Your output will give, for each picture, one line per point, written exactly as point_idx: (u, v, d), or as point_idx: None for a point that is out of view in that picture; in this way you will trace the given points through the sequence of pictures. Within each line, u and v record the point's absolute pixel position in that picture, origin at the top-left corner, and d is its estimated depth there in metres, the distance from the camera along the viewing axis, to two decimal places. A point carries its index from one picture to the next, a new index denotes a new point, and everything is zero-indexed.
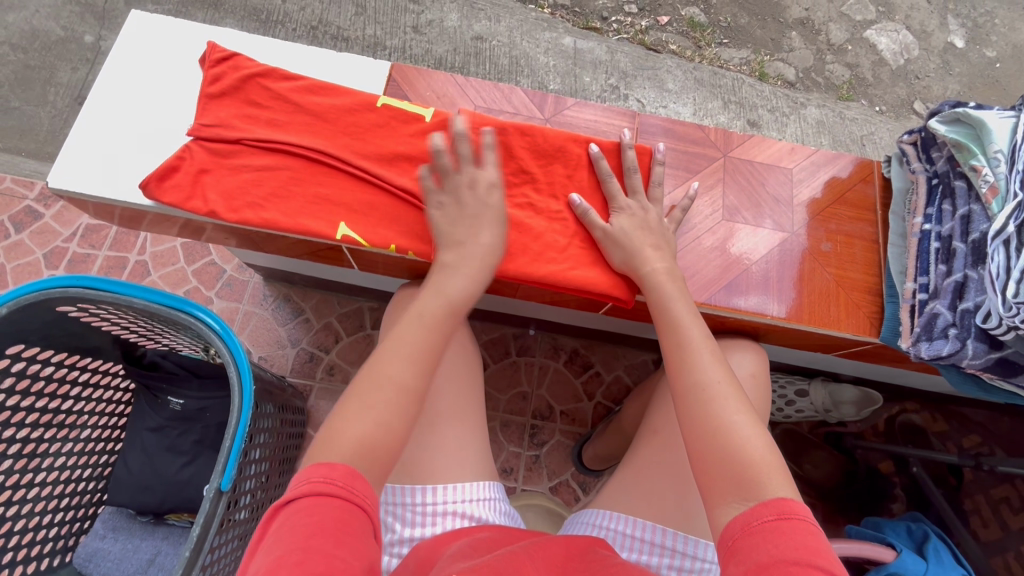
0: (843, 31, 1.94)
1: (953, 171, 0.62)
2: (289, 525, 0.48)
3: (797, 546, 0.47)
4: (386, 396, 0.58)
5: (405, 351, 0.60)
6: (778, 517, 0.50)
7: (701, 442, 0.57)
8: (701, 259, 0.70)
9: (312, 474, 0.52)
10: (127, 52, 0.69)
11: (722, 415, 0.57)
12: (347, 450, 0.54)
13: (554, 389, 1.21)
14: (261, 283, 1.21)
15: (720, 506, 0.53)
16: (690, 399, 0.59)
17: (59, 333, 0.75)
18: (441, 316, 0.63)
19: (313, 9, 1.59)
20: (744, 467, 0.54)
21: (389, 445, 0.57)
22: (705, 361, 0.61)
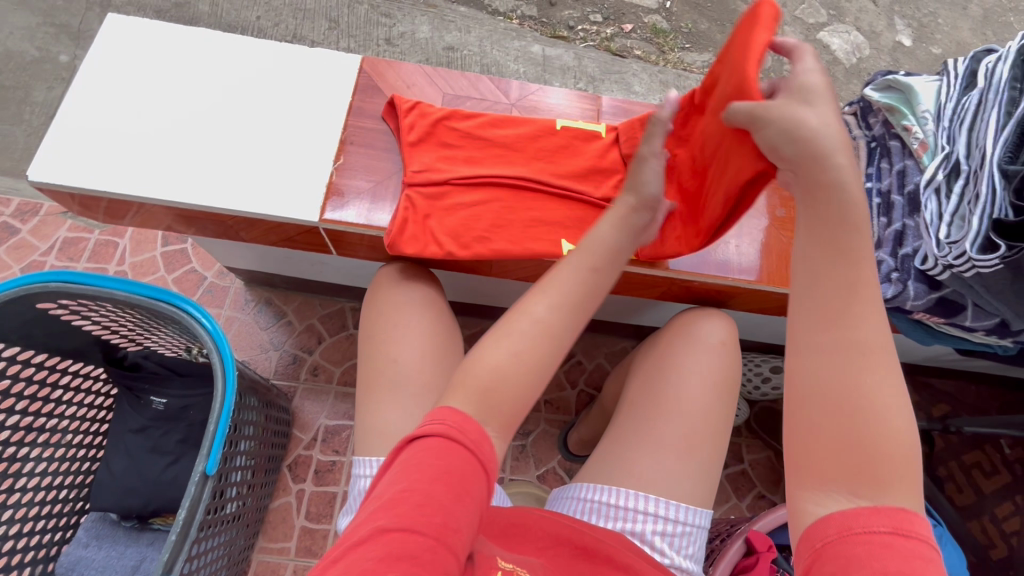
0: (798, 33, 2.04)
1: (888, 133, 0.68)
2: (417, 461, 0.48)
3: (913, 574, 0.37)
4: (525, 334, 0.53)
5: (552, 292, 0.55)
6: (893, 530, 0.39)
7: (832, 409, 0.43)
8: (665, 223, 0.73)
9: (443, 414, 0.51)
10: (105, 52, 0.72)
11: (869, 388, 0.42)
12: (483, 393, 0.52)
13: None
14: (242, 288, 1.22)
15: (816, 494, 0.42)
16: (839, 351, 0.43)
17: (40, 332, 0.75)
18: (602, 267, 0.58)
19: (287, 25, 1.63)
20: (872, 460, 0.41)
21: (517, 399, 0.53)
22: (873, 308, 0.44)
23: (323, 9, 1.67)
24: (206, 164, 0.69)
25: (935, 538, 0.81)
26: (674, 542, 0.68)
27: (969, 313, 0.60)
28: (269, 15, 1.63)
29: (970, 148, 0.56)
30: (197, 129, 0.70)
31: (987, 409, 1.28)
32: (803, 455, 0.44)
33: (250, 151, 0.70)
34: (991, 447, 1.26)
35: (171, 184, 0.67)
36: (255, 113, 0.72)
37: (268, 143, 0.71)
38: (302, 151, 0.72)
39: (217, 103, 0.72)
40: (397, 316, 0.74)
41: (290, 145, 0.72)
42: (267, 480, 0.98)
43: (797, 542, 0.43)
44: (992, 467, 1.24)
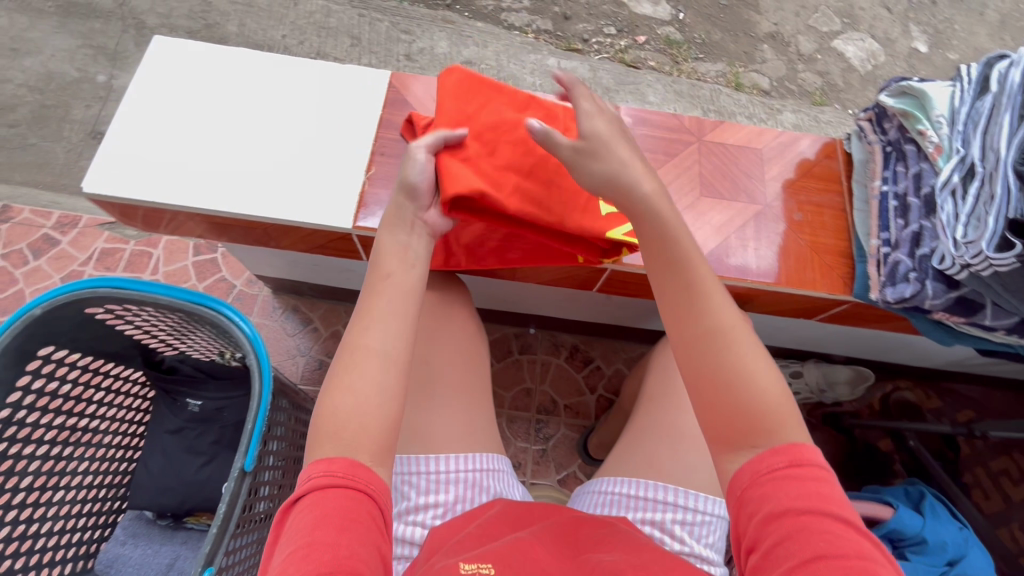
0: (811, 42, 2.06)
1: (903, 137, 0.69)
2: (297, 523, 0.50)
3: (810, 495, 0.47)
4: (376, 358, 0.56)
5: (379, 316, 0.58)
6: (789, 464, 0.49)
7: (711, 389, 0.53)
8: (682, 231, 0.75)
9: (314, 468, 0.53)
10: (151, 72, 0.76)
11: (733, 359, 0.53)
12: (340, 435, 0.53)
13: (557, 384, 1.25)
14: (270, 296, 1.27)
15: (728, 456, 0.52)
16: (700, 342, 0.55)
17: (87, 336, 0.79)
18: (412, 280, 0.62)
19: (311, 43, 1.69)
20: (758, 416, 0.51)
21: (387, 413, 0.55)
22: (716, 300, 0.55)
23: (346, 27, 1.73)
24: (245, 175, 0.72)
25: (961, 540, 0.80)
26: (693, 531, 0.68)
27: (988, 312, 0.60)
28: (294, 33, 1.70)
29: (984, 151, 0.57)
30: (236, 143, 0.74)
31: (1012, 414, 1.27)
32: (710, 428, 0.54)
33: (286, 166, 0.74)
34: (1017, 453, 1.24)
35: (212, 195, 0.71)
36: (290, 127, 0.76)
37: (302, 155, 0.75)
38: (334, 162, 0.75)
39: (254, 119, 0.76)
40: (427, 319, 0.76)
41: (323, 157, 0.75)
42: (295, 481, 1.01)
43: (725, 496, 0.52)
44: (1019, 474, 1.23)
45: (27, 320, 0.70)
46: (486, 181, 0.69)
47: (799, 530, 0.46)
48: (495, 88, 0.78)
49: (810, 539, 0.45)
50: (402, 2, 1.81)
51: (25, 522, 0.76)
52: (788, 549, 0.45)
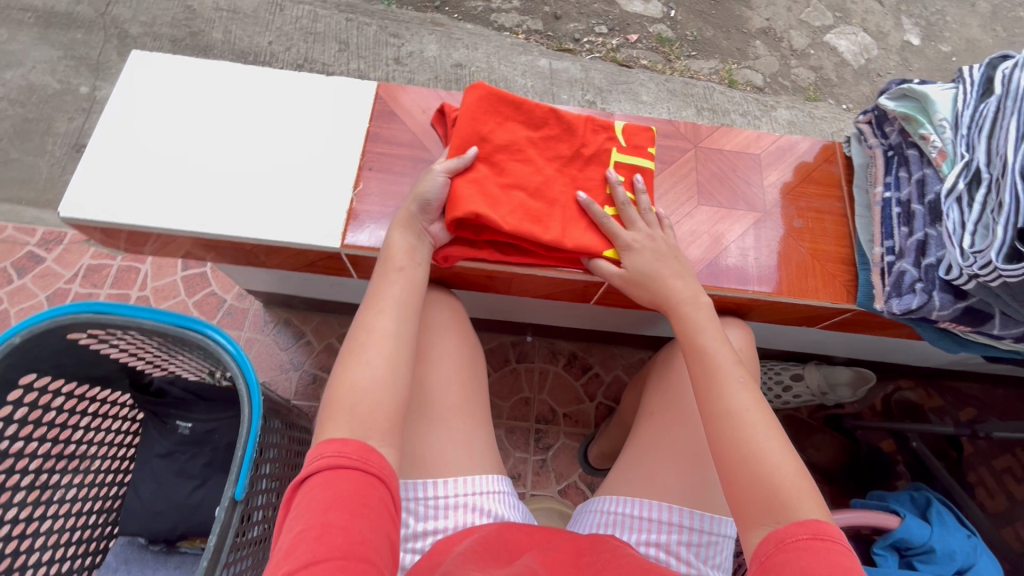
0: (804, 37, 2.04)
1: (905, 142, 0.67)
2: (308, 502, 0.50)
3: (830, 564, 0.48)
4: (378, 346, 0.60)
5: (384, 308, 0.63)
6: (812, 536, 0.50)
7: (734, 466, 0.57)
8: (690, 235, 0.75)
9: (326, 447, 0.54)
10: (129, 89, 0.74)
11: (753, 442, 0.57)
12: (353, 411, 0.56)
13: (555, 393, 1.23)
14: (261, 310, 1.24)
15: (752, 526, 0.54)
16: (717, 424, 0.60)
17: (69, 361, 0.77)
18: (416, 280, 0.67)
19: (298, 49, 1.66)
20: (775, 491, 0.54)
21: (390, 403, 0.58)
22: (732, 387, 0.61)
23: (333, 32, 1.70)
24: (228, 194, 0.70)
25: (970, 548, 0.79)
26: (700, 552, 0.67)
27: (997, 321, 0.58)
28: (281, 39, 1.67)
29: (990, 156, 0.56)
30: (219, 161, 0.72)
31: (1015, 412, 1.26)
32: (735, 502, 0.56)
33: (272, 184, 0.71)
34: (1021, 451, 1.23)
35: (194, 216, 0.68)
36: (274, 143, 0.74)
37: (288, 171, 0.72)
38: (321, 177, 0.73)
39: (238, 135, 0.74)
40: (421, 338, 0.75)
41: (310, 173, 0.73)
42: None
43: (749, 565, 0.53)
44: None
45: (6, 349, 0.68)
46: (487, 202, 0.68)
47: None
48: (515, 105, 0.75)
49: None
50: (390, 5, 1.79)
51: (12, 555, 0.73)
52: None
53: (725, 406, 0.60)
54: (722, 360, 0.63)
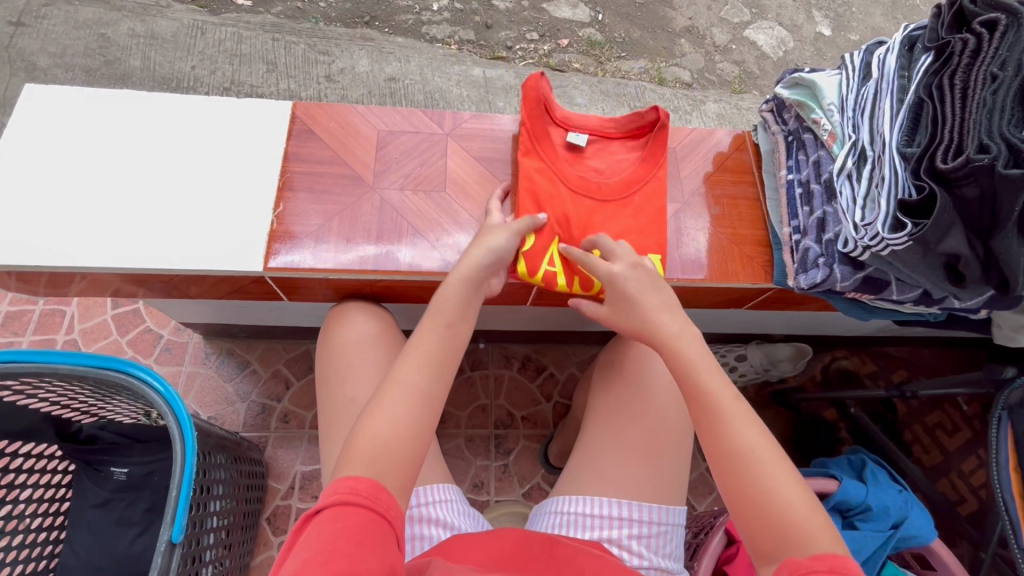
0: (725, 33, 2.14)
1: (801, 126, 0.74)
2: (317, 532, 0.47)
3: None
4: (398, 398, 0.57)
5: (420, 356, 0.60)
6: (829, 569, 0.46)
7: (747, 511, 0.53)
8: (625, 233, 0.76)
9: (339, 485, 0.52)
10: (26, 126, 0.70)
11: (765, 486, 0.53)
12: (367, 458, 0.53)
13: (512, 397, 1.24)
14: (202, 343, 1.20)
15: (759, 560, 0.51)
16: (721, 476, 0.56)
17: None
18: (453, 330, 0.64)
19: (224, 72, 1.62)
20: (787, 531, 0.51)
21: (411, 459, 0.56)
22: (735, 426, 0.57)
23: (259, 52, 1.67)
24: (148, 229, 0.68)
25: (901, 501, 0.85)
26: (650, 543, 0.69)
27: (894, 288, 0.66)
28: (204, 63, 1.62)
29: (873, 135, 0.64)
30: (131, 195, 0.69)
31: (940, 371, 1.35)
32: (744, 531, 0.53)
33: (189, 213, 0.70)
34: (949, 406, 1.32)
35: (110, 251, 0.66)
36: (189, 172, 0.72)
37: (205, 199, 0.71)
38: (240, 203, 0.71)
39: (152, 165, 0.71)
40: (347, 360, 0.71)
41: (235, 200, 0.72)
42: (243, 537, 0.96)
43: None
44: (954, 426, 1.30)
45: None
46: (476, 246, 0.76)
47: None
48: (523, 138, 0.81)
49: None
50: (317, 23, 1.78)
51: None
52: None
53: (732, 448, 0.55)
54: (722, 400, 0.58)
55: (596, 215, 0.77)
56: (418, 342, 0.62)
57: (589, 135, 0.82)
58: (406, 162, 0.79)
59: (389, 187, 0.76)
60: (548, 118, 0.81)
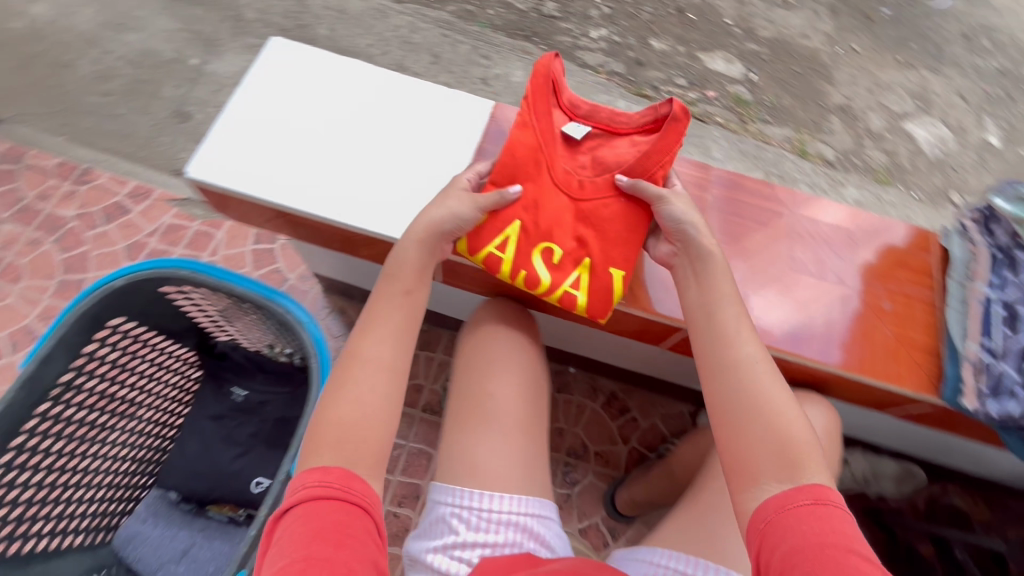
0: (881, 120, 2.04)
1: (1014, 244, 0.72)
2: (288, 536, 0.54)
3: (827, 531, 0.55)
4: (366, 374, 0.65)
5: (383, 335, 0.68)
6: (814, 501, 0.57)
7: (747, 430, 0.63)
8: (771, 297, 0.78)
9: (308, 478, 0.59)
10: (267, 71, 0.85)
11: (763, 402, 0.64)
12: (334, 441, 0.61)
13: (589, 429, 1.22)
14: (321, 294, 1.28)
15: (752, 488, 0.61)
16: (728, 378, 0.67)
17: (154, 311, 0.82)
18: (400, 297, 0.71)
19: (394, 55, 1.75)
20: (790, 450, 0.61)
21: (380, 427, 0.64)
22: (741, 338, 0.68)
23: (428, 44, 1.79)
24: (342, 181, 0.80)
25: None
26: None
27: None
28: (379, 44, 1.75)
29: None
30: (334, 151, 0.82)
31: None
32: (734, 467, 0.63)
33: (379, 181, 0.80)
34: None
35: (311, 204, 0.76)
36: (387, 146, 0.83)
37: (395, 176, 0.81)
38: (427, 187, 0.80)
39: (355, 131, 0.84)
40: (490, 356, 0.81)
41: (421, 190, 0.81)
42: None
43: (745, 531, 0.60)
44: None
45: (109, 288, 0.74)
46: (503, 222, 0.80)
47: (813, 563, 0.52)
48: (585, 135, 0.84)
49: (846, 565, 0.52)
50: (485, 28, 1.88)
51: (51, 487, 0.77)
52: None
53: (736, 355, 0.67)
54: (729, 328, 0.69)
55: (567, 214, 0.80)
56: (368, 321, 0.69)
57: (591, 128, 0.84)
58: None
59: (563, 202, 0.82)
60: (552, 100, 0.85)
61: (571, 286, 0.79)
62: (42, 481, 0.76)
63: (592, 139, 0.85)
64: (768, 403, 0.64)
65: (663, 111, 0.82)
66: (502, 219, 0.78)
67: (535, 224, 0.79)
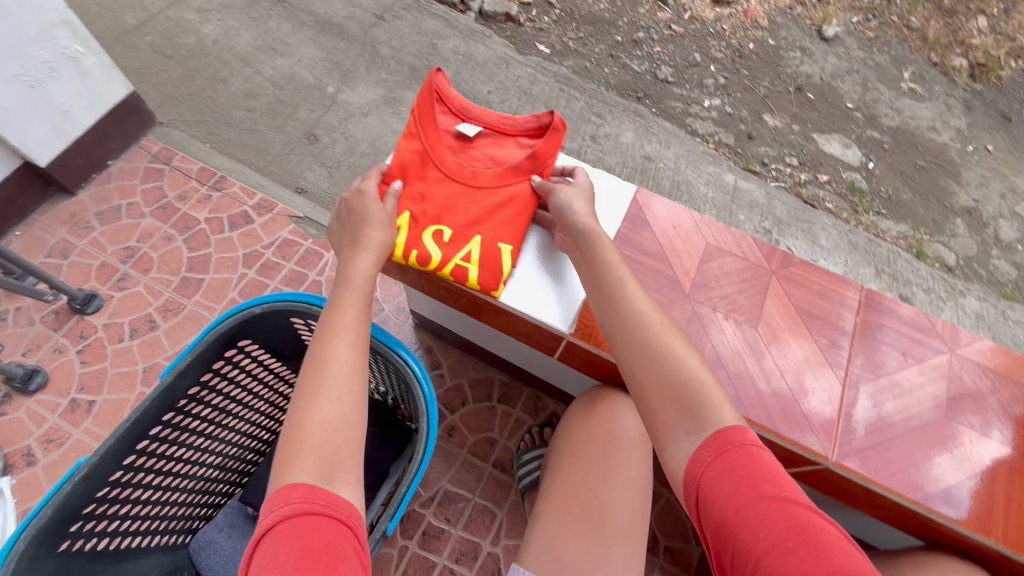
0: (1014, 230, 1.88)
1: None
2: (273, 554, 0.50)
3: (749, 475, 0.55)
4: (331, 373, 0.63)
5: (339, 332, 0.66)
6: (716, 450, 0.57)
7: (650, 380, 0.64)
8: (925, 438, 0.79)
9: (286, 495, 0.54)
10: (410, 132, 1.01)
11: (665, 348, 0.65)
12: (313, 445, 0.58)
13: (662, 520, 1.14)
14: (411, 329, 1.30)
15: (674, 445, 0.60)
16: (640, 343, 0.66)
17: (277, 337, 0.86)
18: (353, 296, 0.71)
19: (510, 103, 1.80)
20: (693, 393, 0.62)
21: (353, 429, 0.61)
22: (631, 298, 0.70)
23: (544, 97, 1.84)
24: None
25: None
26: None
27: None
28: (498, 91, 1.82)
29: None
30: None
31: None
32: (652, 422, 0.63)
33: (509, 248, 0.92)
34: None
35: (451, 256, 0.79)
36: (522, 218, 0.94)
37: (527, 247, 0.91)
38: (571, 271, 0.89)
39: None
40: (599, 453, 0.81)
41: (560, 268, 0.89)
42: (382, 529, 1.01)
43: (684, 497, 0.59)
44: None
45: (247, 313, 0.80)
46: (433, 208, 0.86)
47: (741, 521, 0.52)
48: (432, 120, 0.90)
49: (776, 517, 0.51)
50: (600, 87, 1.91)
51: (154, 488, 0.81)
52: (754, 524, 0.51)
53: (641, 320, 0.68)
54: (644, 307, 0.70)
55: (461, 200, 0.87)
56: (330, 322, 0.67)
57: (481, 128, 0.93)
58: (726, 282, 0.90)
59: (701, 303, 0.88)
60: (441, 106, 0.93)
61: (461, 260, 0.84)
62: (152, 484, 0.80)
63: (483, 137, 0.93)
64: (679, 356, 0.64)
65: (545, 121, 0.91)
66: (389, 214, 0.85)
67: (424, 212, 0.86)
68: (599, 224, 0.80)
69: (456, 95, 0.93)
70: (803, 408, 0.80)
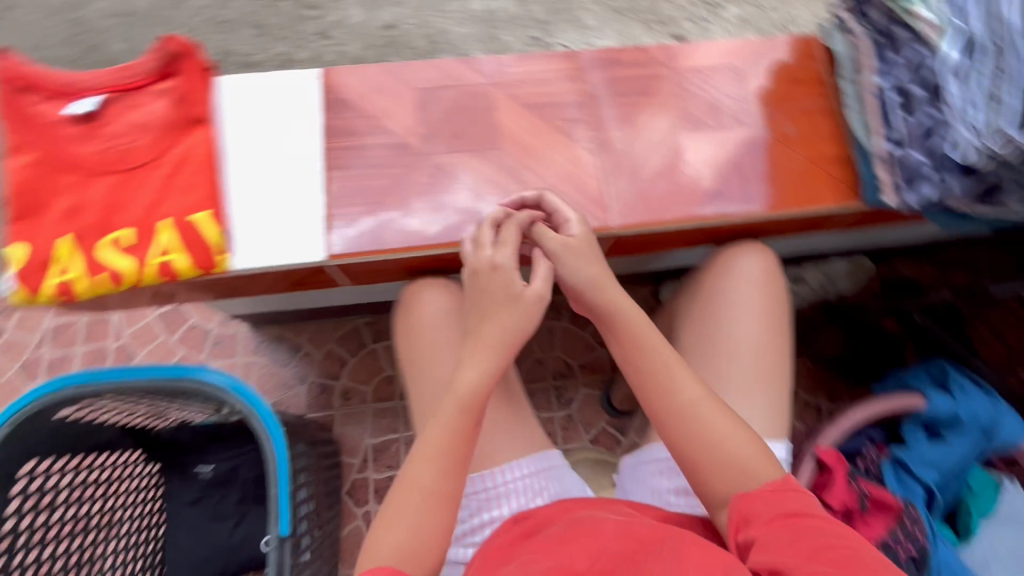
0: None
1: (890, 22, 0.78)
2: None
3: (793, 503, 0.58)
4: (415, 502, 0.62)
5: (431, 456, 0.64)
6: (775, 489, 0.60)
7: (679, 431, 0.65)
8: (662, 156, 0.87)
9: None
10: None
11: (688, 409, 0.65)
12: (391, 573, 0.59)
13: (566, 347, 1.22)
14: (250, 332, 1.19)
15: (711, 483, 0.63)
16: (678, 421, 0.65)
17: (65, 437, 0.74)
18: (464, 419, 0.66)
19: (211, 44, 1.51)
20: (738, 474, 0.62)
21: (427, 554, 0.61)
22: (739, 325, 0.77)
23: (243, 16, 1.55)
24: None
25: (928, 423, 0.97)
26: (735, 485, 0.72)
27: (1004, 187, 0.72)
28: (189, 37, 1.52)
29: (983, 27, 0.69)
30: None
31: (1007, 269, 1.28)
32: (673, 443, 0.65)
33: None
34: None
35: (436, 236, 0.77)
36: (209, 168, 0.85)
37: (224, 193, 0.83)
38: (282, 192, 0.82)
39: None
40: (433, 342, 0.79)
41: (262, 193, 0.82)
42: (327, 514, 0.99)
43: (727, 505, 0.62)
44: None
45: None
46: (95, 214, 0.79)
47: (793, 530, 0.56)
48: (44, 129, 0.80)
49: (806, 534, 0.55)
50: None
51: None
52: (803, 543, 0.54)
53: (678, 399, 0.66)
54: (729, 334, 0.76)
55: (123, 188, 0.80)
56: (431, 445, 0.65)
57: (99, 97, 0.82)
58: (448, 119, 0.88)
59: (438, 152, 0.86)
60: (34, 97, 0.81)
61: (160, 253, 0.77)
62: None
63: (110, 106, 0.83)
64: (723, 432, 0.63)
65: (162, 56, 0.83)
66: (48, 246, 0.77)
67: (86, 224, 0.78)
68: (604, 271, 0.74)
69: (44, 75, 0.81)
70: (565, 191, 0.84)
